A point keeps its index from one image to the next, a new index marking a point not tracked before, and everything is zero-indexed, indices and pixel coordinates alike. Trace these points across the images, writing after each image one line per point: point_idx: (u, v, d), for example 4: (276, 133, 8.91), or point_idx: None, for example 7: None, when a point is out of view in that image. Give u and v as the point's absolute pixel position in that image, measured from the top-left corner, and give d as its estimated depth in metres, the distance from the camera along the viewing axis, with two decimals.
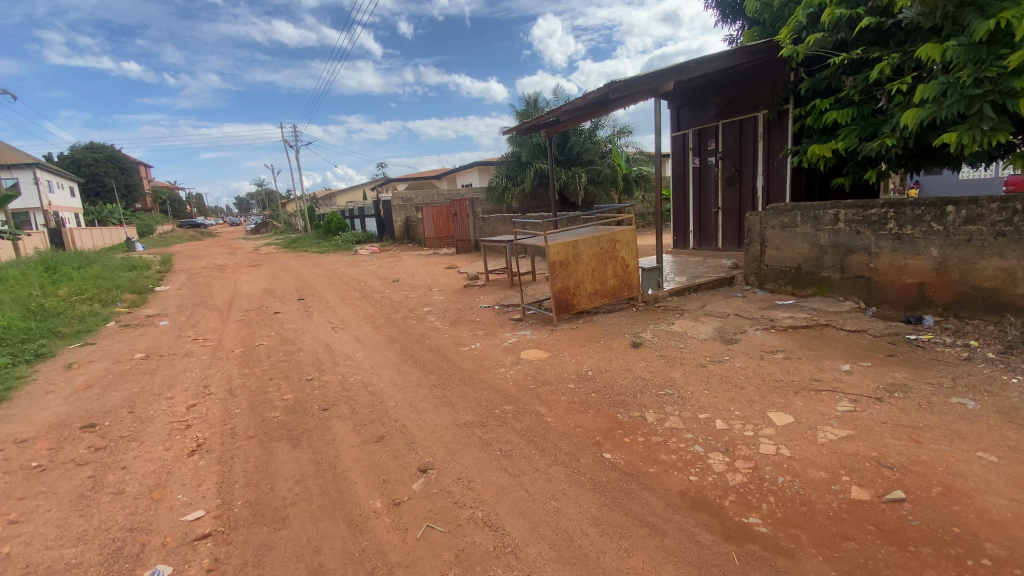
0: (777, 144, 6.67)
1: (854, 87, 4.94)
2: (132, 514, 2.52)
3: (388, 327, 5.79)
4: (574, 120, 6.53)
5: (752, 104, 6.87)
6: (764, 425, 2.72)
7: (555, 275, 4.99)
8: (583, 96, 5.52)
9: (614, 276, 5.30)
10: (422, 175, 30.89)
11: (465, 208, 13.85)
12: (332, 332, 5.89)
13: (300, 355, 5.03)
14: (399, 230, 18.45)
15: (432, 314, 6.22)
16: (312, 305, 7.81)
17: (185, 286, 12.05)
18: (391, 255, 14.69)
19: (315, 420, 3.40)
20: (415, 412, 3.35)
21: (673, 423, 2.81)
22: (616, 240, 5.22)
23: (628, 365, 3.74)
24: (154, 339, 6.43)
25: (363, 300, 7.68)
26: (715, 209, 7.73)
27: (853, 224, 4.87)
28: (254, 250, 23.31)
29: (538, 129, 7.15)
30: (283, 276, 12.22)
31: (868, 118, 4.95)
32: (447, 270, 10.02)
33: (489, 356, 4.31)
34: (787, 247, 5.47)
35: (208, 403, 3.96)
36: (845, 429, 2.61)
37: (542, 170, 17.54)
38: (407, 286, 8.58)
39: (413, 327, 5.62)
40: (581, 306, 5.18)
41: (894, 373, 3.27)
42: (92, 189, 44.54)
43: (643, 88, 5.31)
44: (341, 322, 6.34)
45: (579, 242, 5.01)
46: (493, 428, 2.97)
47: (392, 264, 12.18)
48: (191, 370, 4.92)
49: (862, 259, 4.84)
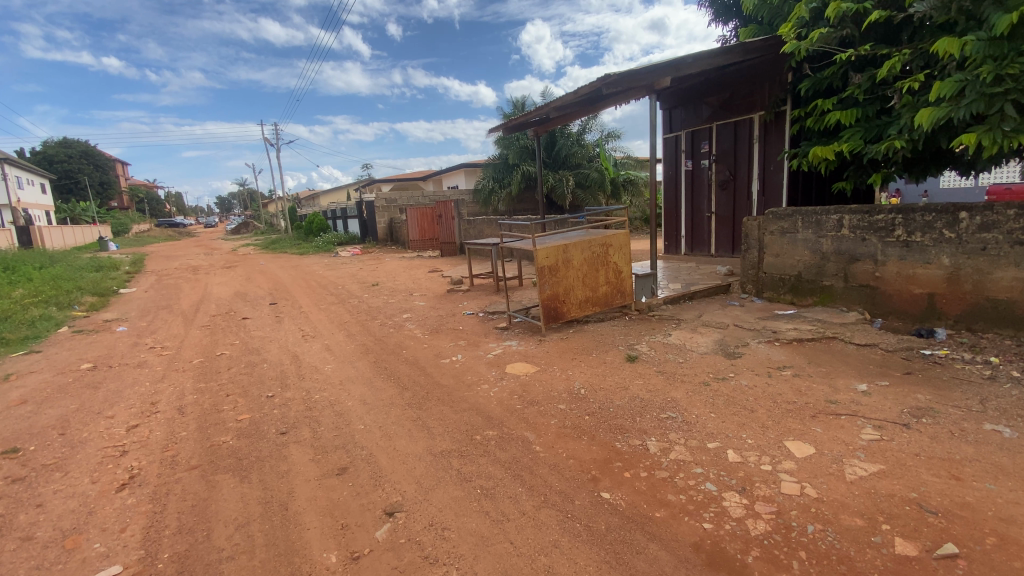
0: (773, 148, 6.42)
1: (859, 86, 4.74)
2: (35, 569, 2.09)
3: (364, 336, 5.35)
4: (564, 118, 6.19)
5: (748, 105, 6.63)
6: (782, 457, 2.39)
7: (544, 281, 4.63)
8: (576, 92, 5.17)
9: (607, 282, 4.96)
10: (408, 177, 30.39)
11: (450, 211, 13.41)
12: (302, 341, 5.42)
13: (263, 368, 4.57)
14: (382, 232, 18.03)
15: (412, 321, 5.81)
16: (285, 310, 7.37)
17: (154, 288, 11.47)
18: (374, 257, 14.20)
19: (270, 447, 2.98)
20: (385, 437, 2.96)
21: (679, 455, 2.46)
22: (609, 244, 4.91)
23: (624, 383, 3.39)
24: (108, 347, 5.90)
25: (339, 306, 7.19)
26: (708, 214, 7.46)
27: (858, 231, 4.61)
28: (232, 251, 22.57)
29: (526, 128, 6.80)
30: (257, 278, 11.72)
31: (872, 120, 4.78)
32: (430, 275, 9.58)
33: (472, 370, 3.92)
34: (787, 253, 5.21)
35: (152, 424, 3.51)
36: (874, 464, 2.29)
37: (529, 173, 17.25)
38: (387, 290, 8.17)
39: (389, 336, 5.22)
40: (571, 315, 4.82)
41: (916, 394, 2.97)
42: (66, 187, 43.31)
43: (638, 83, 4.98)
44: (314, 330, 5.88)
45: (570, 246, 4.68)
46: (473, 459, 2.59)
47: (374, 267, 11.68)
48: (141, 384, 4.44)
49: (867, 267, 4.57)
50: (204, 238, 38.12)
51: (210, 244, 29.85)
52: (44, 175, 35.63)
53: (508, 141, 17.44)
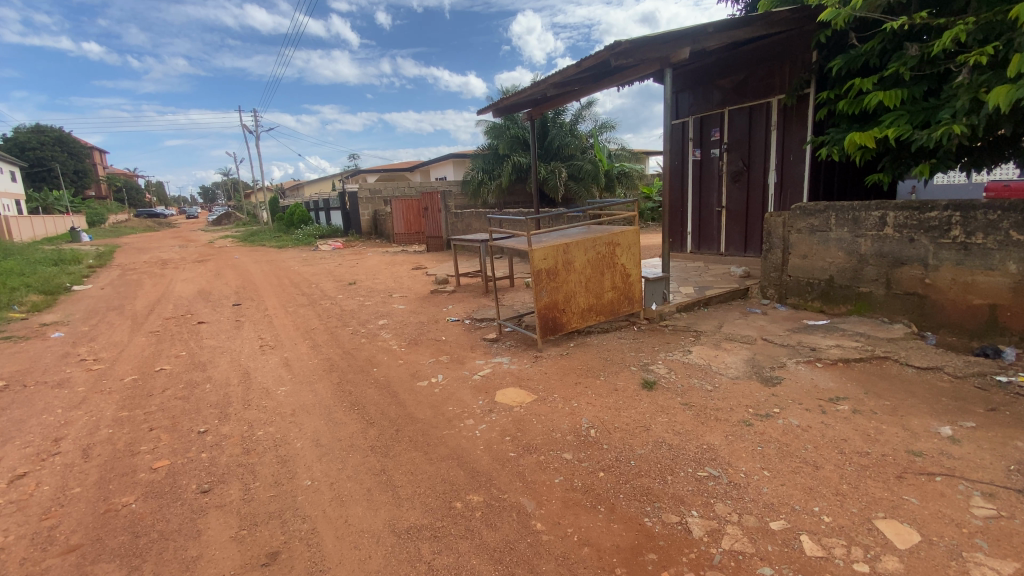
0: (795, 136, 5.76)
1: (906, 64, 4.14)
2: None
3: (330, 349, 4.60)
4: (564, 97, 5.47)
5: (766, 88, 5.97)
6: (880, 550, 1.73)
7: (541, 286, 3.92)
8: (580, 65, 4.47)
9: (613, 287, 4.27)
10: (395, 168, 29.40)
11: (436, 203, 12.59)
12: (258, 354, 4.65)
13: (204, 391, 3.81)
14: (365, 224, 17.17)
15: (389, 330, 5.06)
16: (247, 313, 6.57)
17: (112, 285, 10.53)
18: (356, 252, 13.36)
19: (181, 516, 2.25)
20: (336, 502, 2.25)
21: (734, 544, 1.79)
22: (616, 243, 4.22)
23: (644, 420, 2.71)
24: (33, 358, 5.08)
25: (308, 309, 6.41)
26: (717, 208, 6.79)
27: (905, 230, 3.96)
28: (209, 244, 21.46)
29: (519, 108, 6.13)
30: (227, 274, 10.85)
31: (918, 103, 4.18)
32: (413, 273, 8.81)
33: (454, 398, 3.21)
34: (817, 255, 4.55)
35: (43, 474, 2.74)
36: (1010, 561, 1.65)
37: (520, 164, 16.46)
38: (364, 290, 7.41)
39: (360, 349, 4.49)
40: (571, 326, 4.12)
41: (1018, 442, 2.35)
42: (37, 174, 41.54)
43: (652, 55, 4.27)
44: (275, 340, 5.11)
45: (572, 245, 3.98)
46: (451, 544, 1.89)
47: (353, 263, 10.85)
48: (52, 410, 3.65)
49: (915, 273, 3.93)
50: (182, 229, 36.78)
51: (187, 236, 28.64)
52: (13, 162, 33.91)
53: (498, 130, 16.67)
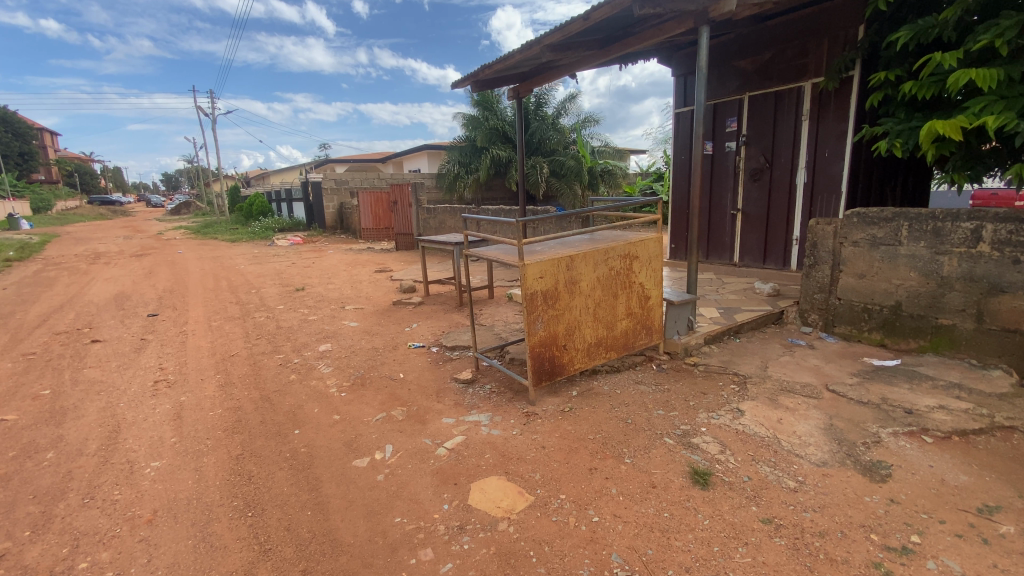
0: (832, 128, 4.82)
1: (1005, 36, 3.18)
2: None
3: (246, 391, 3.44)
4: (565, 67, 4.42)
5: (798, 69, 5.01)
6: None
7: (536, 316, 2.82)
8: (589, 18, 3.42)
9: (627, 314, 3.21)
10: (365, 159, 27.84)
11: (407, 197, 11.32)
12: (146, 400, 3.44)
13: (41, 469, 2.63)
14: (329, 218, 15.78)
15: (330, 360, 3.88)
16: (161, 328, 5.30)
17: (19, 283, 8.99)
18: (315, 249, 12.02)
19: None
20: None
21: None
22: (633, 255, 3.16)
23: (715, 563, 1.67)
24: None
25: (236, 325, 5.16)
26: (732, 211, 5.80)
27: (1009, 248, 3.02)
28: (157, 235, 19.58)
29: (502, 84, 5.15)
30: (161, 273, 9.45)
31: (1019, 86, 3.23)
32: (375, 277, 7.58)
33: (405, 498, 2.11)
34: (878, 274, 3.59)
35: None
36: None
37: (499, 158, 15.26)
38: (312, 298, 6.19)
39: (285, 393, 3.33)
40: (573, 368, 3.03)
41: None
42: None
43: (686, 7, 3.22)
44: (178, 373, 3.90)
45: (577, 258, 2.90)
46: None
47: (309, 263, 9.56)
48: None
49: (1021, 304, 3.01)
50: (133, 218, 34.41)
51: (136, 226, 26.52)
52: None
53: (476, 121, 15.51)
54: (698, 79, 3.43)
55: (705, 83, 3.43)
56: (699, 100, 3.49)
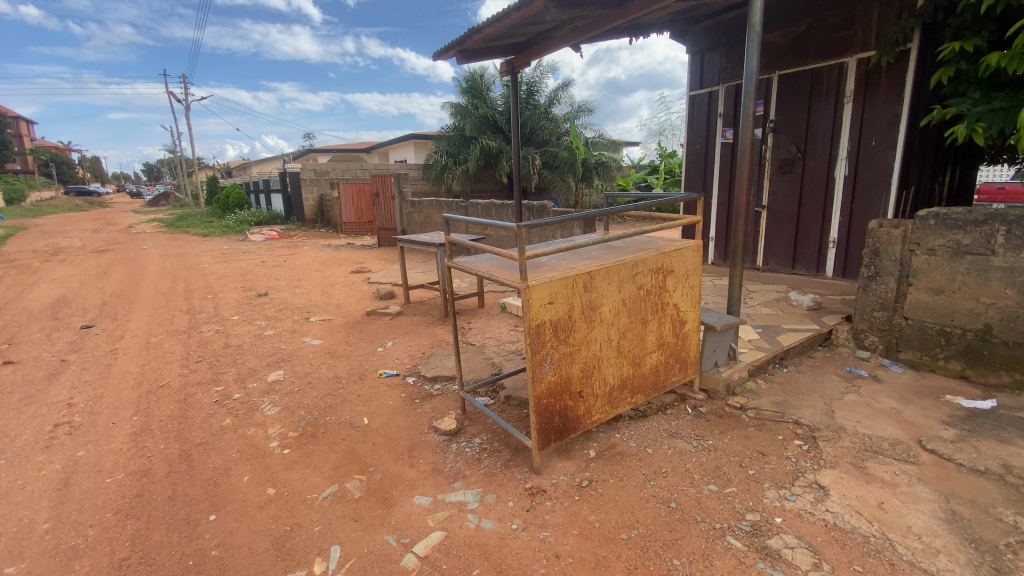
0: (882, 112, 4.11)
1: None
2: None
3: (163, 443, 2.65)
4: (572, 33, 3.65)
5: (840, 43, 4.28)
6: None
7: (542, 356, 2.07)
8: None
9: (657, 345, 2.47)
10: (349, 149, 26.76)
11: (389, 188, 10.47)
12: (32, 455, 2.64)
13: None
14: (309, 211, 14.82)
15: (279, 397, 3.09)
16: (89, 346, 4.45)
17: None
18: (290, 245, 11.11)
19: None
20: None
21: None
22: (668, 269, 2.42)
23: None
24: None
25: (179, 342, 4.34)
26: (756, 208, 5.08)
27: None
28: (126, 228, 18.43)
29: (493, 57, 4.38)
30: (115, 272, 8.52)
31: None
32: (351, 280, 6.76)
33: None
34: (962, 290, 2.90)
35: None
36: None
37: (489, 148, 14.42)
38: (275, 307, 5.37)
39: (213, 448, 2.55)
40: (589, 421, 2.29)
41: None
42: None
43: None
44: (87, 413, 3.09)
45: (596, 275, 2.15)
46: None
47: (281, 261, 8.70)
48: None
49: None
50: (107, 209, 32.97)
51: (108, 217, 25.23)
52: None
53: (464, 109, 14.65)
54: (750, 39, 2.68)
55: (758, 45, 2.69)
56: (749, 67, 2.74)
